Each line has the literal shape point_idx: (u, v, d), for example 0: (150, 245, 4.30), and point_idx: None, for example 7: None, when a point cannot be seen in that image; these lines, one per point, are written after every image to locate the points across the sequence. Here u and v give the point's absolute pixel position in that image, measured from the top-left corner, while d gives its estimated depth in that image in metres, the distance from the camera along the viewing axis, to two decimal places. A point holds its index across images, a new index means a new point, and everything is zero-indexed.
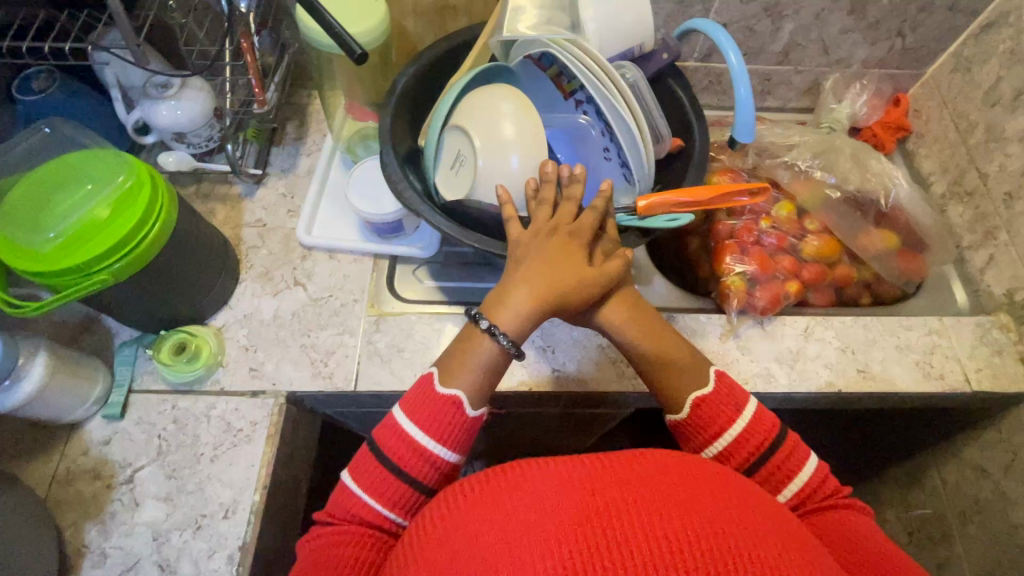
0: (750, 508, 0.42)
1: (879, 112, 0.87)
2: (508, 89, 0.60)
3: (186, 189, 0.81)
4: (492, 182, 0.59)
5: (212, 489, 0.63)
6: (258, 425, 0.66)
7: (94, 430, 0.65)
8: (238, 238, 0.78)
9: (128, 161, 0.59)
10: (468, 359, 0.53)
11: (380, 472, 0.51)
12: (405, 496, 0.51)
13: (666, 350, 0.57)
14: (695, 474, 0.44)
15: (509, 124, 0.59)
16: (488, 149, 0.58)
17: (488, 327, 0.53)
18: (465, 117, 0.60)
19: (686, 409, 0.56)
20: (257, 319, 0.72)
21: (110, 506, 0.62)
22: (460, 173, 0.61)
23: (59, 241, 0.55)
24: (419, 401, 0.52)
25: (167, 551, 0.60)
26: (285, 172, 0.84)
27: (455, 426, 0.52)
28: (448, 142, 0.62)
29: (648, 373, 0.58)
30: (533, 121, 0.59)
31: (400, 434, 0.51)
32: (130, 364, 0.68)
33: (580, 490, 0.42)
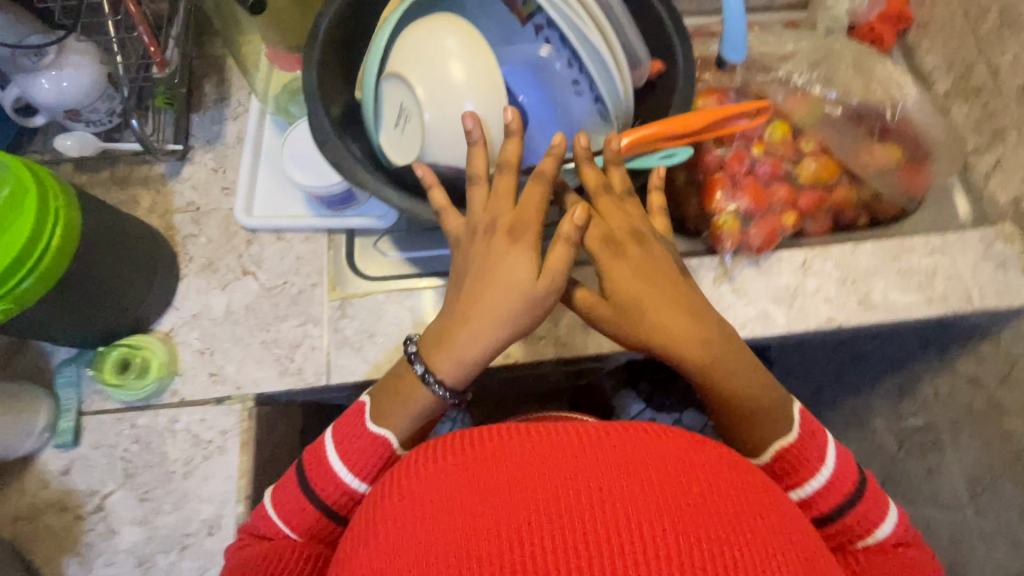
0: (665, 476, 0.37)
1: (880, 3, 0.76)
2: (450, 21, 0.50)
3: (99, 175, 0.70)
4: (446, 139, 0.50)
5: (192, 506, 0.59)
6: (229, 433, 0.61)
7: (51, 460, 0.60)
8: (171, 227, 0.69)
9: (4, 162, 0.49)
10: (400, 399, 0.49)
11: (298, 496, 0.49)
12: (320, 523, 0.49)
13: (736, 384, 0.50)
14: (604, 444, 0.40)
15: (459, 66, 0.49)
16: (436, 100, 0.49)
17: (422, 373, 0.48)
18: (404, 62, 0.49)
19: (768, 455, 0.50)
20: (208, 318, 0.65)
21: (85, 537, 0.58)
22: (406, 132, 0.51)
23: None
24: (347, 433, 0.49)
25: (156, 575, 0.57)
26: (211, 142, 0.72)
27: (384, 464, 0.49)
28: (387, 94, 0.52)
29: (718, 410, 0.52)
30: (487, 59, 0.49)
31: (323, 462, 0.49)
32: (74, 384, 0.62)
33: (471, 496, 0.37)
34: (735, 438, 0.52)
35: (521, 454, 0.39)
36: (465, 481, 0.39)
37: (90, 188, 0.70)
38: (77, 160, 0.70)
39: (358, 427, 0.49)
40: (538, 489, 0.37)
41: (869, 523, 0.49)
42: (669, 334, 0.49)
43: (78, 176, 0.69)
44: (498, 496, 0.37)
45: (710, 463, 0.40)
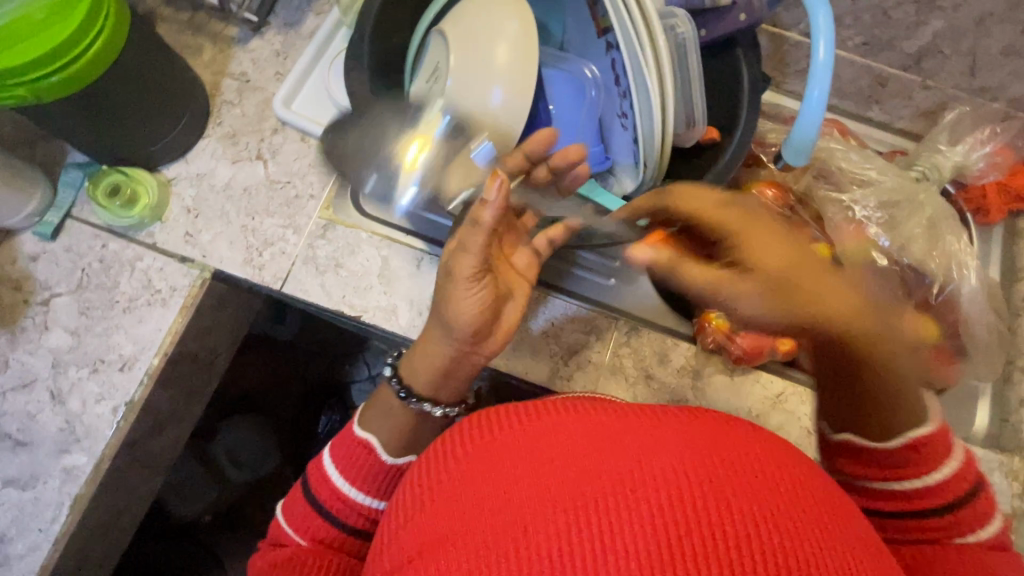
0: (724, 465, 0.31)
1: (1001, 171, 0.67)
2: (518, 3, 0.48)
3: (180, 15, 0.73)
4: (462, 114, 0.49)
5: (117, 339, 0.62)
6: (177, 292, 0.64)
7: (26, 243, 0.65)
8: (216, 88, 0.71)
9: None
10: (373, 408, 0.52)
11: (308, 512, 0.48)
12: (329, 535, 0.48)
13: (874, 342, 0.50)
14: (640, 428, 0.34)
15: (499, 54, 0.47)
16: (465, 77, 0.48)
17: (398, 388, 0.51)
18: (455, 26, 0.49)
19: (898, 440, 0.46)
20: (208, 183, 0.67)
21: (22, 321, 0.63)
22: (431, 93, 0.51)
23: None
24: (343, 453, 0.49)
25: (62, 382, 0.61)
26: (287, 27, 0.74)
27: (383, 471, 0.48)
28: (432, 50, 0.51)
29: (862, 407, 0.50)
30: (531, 59, 0.48)
31: (324, 480, 0.48)
32: (73, 188, 0.66)
33: (492, 485, 0.32)
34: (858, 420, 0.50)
35: (543, 438, 0.34)
36: (486, 472, 0.33)
37: (168, 22, 0.73)
38: None
39: (349, 439, 0.49)
40: (575, 476, 0.31)
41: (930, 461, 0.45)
42: (762, 295, 0.50)
43: (163, 9, 0.73)
44: (522, 486, 0.31)
45: (784, 458, 0.33)
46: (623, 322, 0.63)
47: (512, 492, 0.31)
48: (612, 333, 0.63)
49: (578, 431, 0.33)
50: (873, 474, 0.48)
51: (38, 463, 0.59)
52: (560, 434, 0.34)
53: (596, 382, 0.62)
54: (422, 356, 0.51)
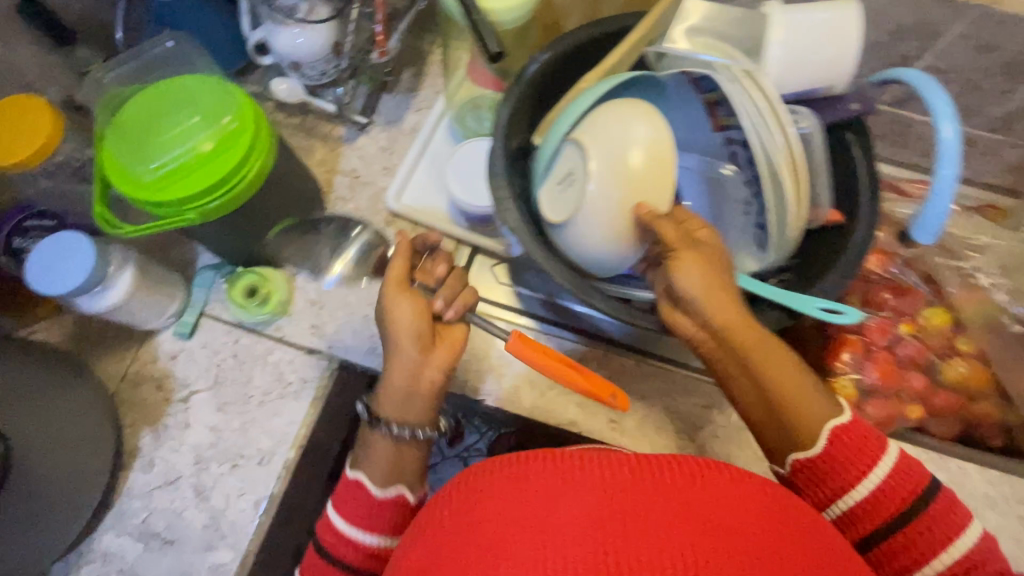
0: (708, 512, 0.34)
1: None
2: (649, 109, 0.51)
3: (291, 119, 0.79)
4: (601, 213, 0.51)
5: (254, 433, 0.65)
6: (308, 383, 0.67)
7: (164, 342, 0.69)
8: (330, 185, 0.76)
9: (215, 91, 0.55)
10: (363, 450, 0.56)
11: (323, 566, 0.52)
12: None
13: (794, 394, 0.49)
14: (626, 472, 0.36)
15: (640, 153, 0.50)
16: (608, 176, 0.50)
17: (373, 421, 0.56)
18: (589, 131, 0.52)
19: (822, 441, 0.48)
20: (329, 276, 0.71)
21: (165, 418, 0.66)
22: (568, 193, 0.53)
23: (182, 171, 0.54)
24: (342, 496, 0.53)
25: (205, 478, 0.63)
26: (389, 124, 0.79)
27: (381, 508, 0.52)
28: (563, 155, 0.54)
29: (776, 421, 0.50)
30: (669, 155, 0.50)
31: (330, 528, 0.53)
32: (206, 287, 0.70)
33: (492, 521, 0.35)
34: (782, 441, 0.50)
35: (546, 479, 0.36)
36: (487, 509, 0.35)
37: (282, 127, 0.79)
38: (281, 102, 0.79)
39: (345, 485, 0.54)
40: (568, 521, 0.33)
41: (936, 537, 0.45)
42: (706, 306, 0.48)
43: (277, 115, 0.79)
44: (516, 525, 0.34)
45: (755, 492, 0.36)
46: None
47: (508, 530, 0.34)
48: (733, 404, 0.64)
49: (567, 475, 0.36)
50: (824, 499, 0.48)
51: (186, 560, 0.61)
52: (549, 475, 0.36)
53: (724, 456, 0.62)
54: (388, 390, 0.56)
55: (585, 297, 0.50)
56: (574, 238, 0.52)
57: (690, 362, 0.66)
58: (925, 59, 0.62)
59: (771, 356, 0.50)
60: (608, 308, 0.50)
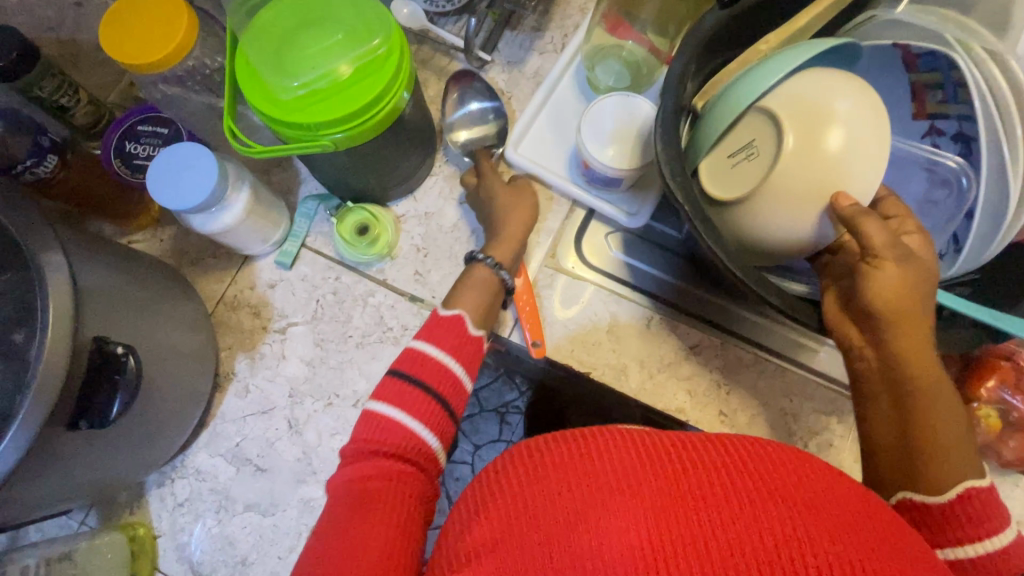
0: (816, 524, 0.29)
1: None
2: (857, 87, 0.45)
3: (406, 48, 0.74)
4: (778, 198, 0.46)
5: (350, 374, 0.63)
6: (408, 331, 0.64)
7: (264, 269, 0.66)
8: (443, 125, 0.71)
9: (379, 9, 0.51)
10: (469, 286, 0.57)
11: (400, 390, 0.49)
12: (421, 414, 0.48)
13: (939, 438, 0.43)
14: (718, 461, 0.32)
15: (846, 133, 0.45)
16: (805, 155, 0.45)
17: (488, 260, 0.59)
18: (786, 100, 0.46)
19: (949, 494, 0.41)
20: (436, 222, 0.67)
21: (261, 346, 0.65)
22: (745, 167, 0.48)
23: (320, 90, 0.49)
24: (433, 328, 0.52)
25: (298, 412, 0.62)
26: (510, 66, 0.73)
27: (468, 343, 0.52)
28: (742, 126, 0.49)
29: (909, 453, 0.44)
30: (875, 140, 0.45)
31: (416, 354, 0.50)
32: (308, 217, 0.67)
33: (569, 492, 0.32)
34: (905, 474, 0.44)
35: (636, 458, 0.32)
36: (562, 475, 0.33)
37: None
38: None
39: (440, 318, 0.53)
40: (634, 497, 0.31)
41: None
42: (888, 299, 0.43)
43: None
44: (595, 500, 0.31)
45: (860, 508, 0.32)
46: None
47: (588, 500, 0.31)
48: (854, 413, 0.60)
49: (649, 463, 0.32)
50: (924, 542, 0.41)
51: (277, 490, 0.61)
52: (632, 457, 0.32)
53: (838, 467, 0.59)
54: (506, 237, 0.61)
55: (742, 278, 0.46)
56: (744, 218, 0.48)
57: (812, 364, 0.61)
58: None
59: (933, 385, 0.44)
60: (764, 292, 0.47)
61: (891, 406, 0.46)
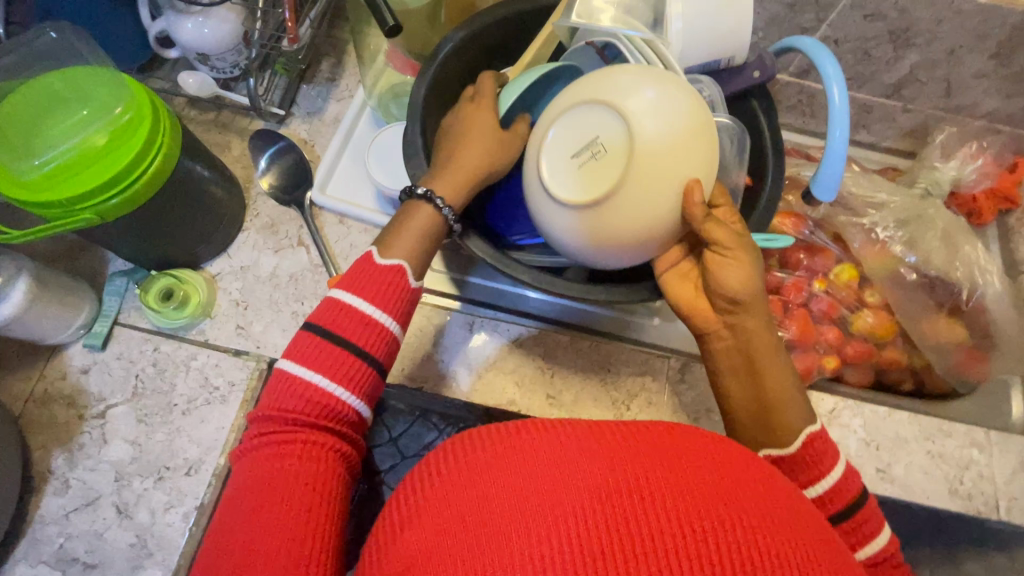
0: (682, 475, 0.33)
1: (992, 179, 0.73)
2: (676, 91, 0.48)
3: (205, 114, 0.76)
4: (627, 200, 0.47)
5: (180, 443, 0.62)
6: (236, 386, 0.64)
7: (75, 356, 0.64)
8: (249, 180, 0.73)
9: (122, 77, 0.52)
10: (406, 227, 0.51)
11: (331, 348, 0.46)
12: (356, 373, 0.46)
13: (778, 397, 0.50)
14: (587, 444, 0.35)
15: (665, 125, 0.46)
16: (638, 152, 0.46)
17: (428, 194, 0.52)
18: (607, 101, 0.48)
19: (796, 442, 0.48)
20: (253, 274, 0.68)
21: (80, 436, 0.61)
22: (591, 169, 0.48)
23: (70, 163, 0.50)
24: (353, 277, 0.49)
25: (127, 495, 0.60)
26: (311, 116, 0.77)
27: (397, 290, 0.49)
28: (584, 124, 0.48)
29: (763, 414, 0.50)
30: (697, 128, 0.48)
31: (344, 306, 0.47)
32: (118, 295, 0.66)
33: (473, 505, 0.34)
34: (762, 434, 0.50)
35: (526, 456, 0.35)
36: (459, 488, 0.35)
37: (195, 124, 0.75)
38: (191, 97, 0.75)
39: (380, 267, 0.49)
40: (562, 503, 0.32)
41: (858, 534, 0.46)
42: (737, 280, 0.51)
43: (189, 111, 0.76)
44: (499, 507, 0.33)
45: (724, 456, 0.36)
46: (675, 359, 0.66)
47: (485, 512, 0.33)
48: (665, 370, 0.66)
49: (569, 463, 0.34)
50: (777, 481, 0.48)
51: None
52: (546, 461, 0.34)
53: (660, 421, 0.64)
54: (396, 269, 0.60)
55: (510, 271, 0.53)
56: (591, 221, 0.48)
57: (624, 334, 0.67)
58: (820, 30, 0.66)
59: (774, 355, 0.51)
60: (533, 280, 0.53)
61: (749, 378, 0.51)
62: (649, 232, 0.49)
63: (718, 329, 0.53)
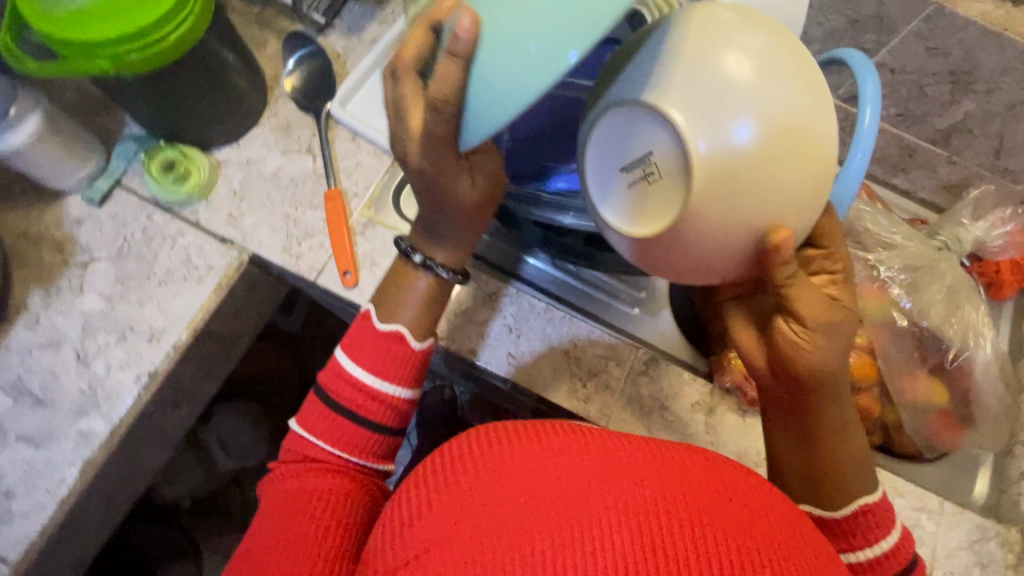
0: (702, 487, 0.34)
1: (1016, 252, 0.70)
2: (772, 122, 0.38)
3: (250, 8, 0.76)
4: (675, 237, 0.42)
5: (149, 309, 0.63)
6: (214, 271, 0.65)
7: (73, 206, 0.66)
8: (276, 79, 0.73)
9: None
10: (406, 295, 0.55)
11: (333, 416, 0.52)
12: (361, 438, 0.52)
13: (841, 462, 0.49)
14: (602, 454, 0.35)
15: (720, 151, 0.38)
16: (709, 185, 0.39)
17: (422, 261, 0.55)
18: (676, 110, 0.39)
19: (845, 511, 0.48)
20: (257, 169, 0.69)
21: (60, 281, 0.64)
22: (643, 191, 0.42)
23: (102, 10, 0.51)
24: (354, 346, 0.53)
25: (89, 345, 0.62)
26: (350, 32, 0.76)
27: (397, 356, 0.53)
28: (650, 137, 0.40)
29: (813, 479, 0.50)
30: (783, 163, 0.39)
31: (343, 377, 0.52)
32: (126, 158, 0.67)
33: (487, 496, 0.34)
34: (810, 495, 0.50)
35: (538, 462, 0.34)
36: (475, 481, 0.36)
37: (238, 15, 0.76)
38: None
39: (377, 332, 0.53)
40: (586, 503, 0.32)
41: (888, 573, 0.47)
42: (808, 356, 0.47)
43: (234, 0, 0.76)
44: (513, 506, 0.33)
45: (735, 473, 0.37)
46: (644, 352, 0.65)
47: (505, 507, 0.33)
48: (631, 360, 0.65)
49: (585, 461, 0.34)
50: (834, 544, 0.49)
51: (56, 422, 0.59)
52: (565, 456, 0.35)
53: (612, 407, 0.64)
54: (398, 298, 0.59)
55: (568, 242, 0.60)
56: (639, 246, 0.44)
57: (604, 317, 0.67)
58: (878, 55, 0.63)
59: (841, 426, 0.50)
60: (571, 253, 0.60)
61: (800, 441, 0.51)
62: (698, 272, 0.44)
63: (773, 394, 0.52)
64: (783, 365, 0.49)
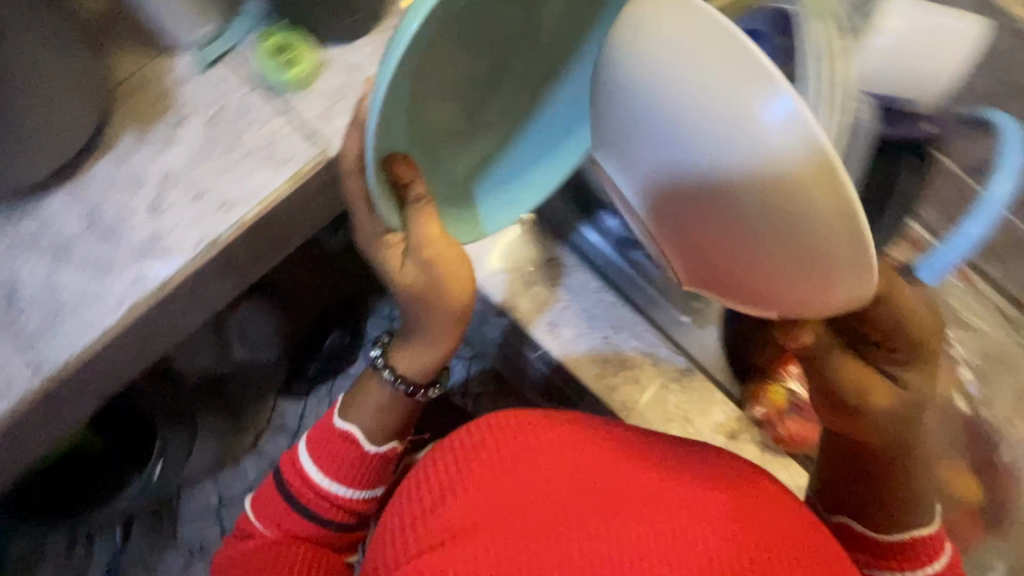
0: (703, 501, 0.52)
1: None
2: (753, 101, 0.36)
3: None
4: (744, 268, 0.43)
5: (227, 179, 0.65)
6: (296, 160, 0.66)
7: (182, 62, 0.67)
8: None
9: None
10: (362, 399, 0.70)
11: (284, 506, 0.69)
12: (323, 510, 0.68)
13: (908, 495, 0.55)
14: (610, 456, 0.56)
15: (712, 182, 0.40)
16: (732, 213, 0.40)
17: (387, 370, 0.70)
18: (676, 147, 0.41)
19: (898, 535, 0.56)
20: (361, 76, 0.69)
21: (151, 129, 0.65)
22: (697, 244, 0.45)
23: None
24: (315, 445, 0.69)
25: (164, 197, 0.63)
26: None
27: (344, 459, 0.68)
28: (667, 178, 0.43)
29: (869, 504, 0.57)
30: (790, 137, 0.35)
31: (302, 475, 0.68)
32: (242, 30, 0.68)
33: (516, 492, 0.53)
34: (865, 517, 0.57)
35: (534, 467, 0.55)
36: (532, 458, 0.56)
37: None
38: None
39: (331, 426, 0.69)
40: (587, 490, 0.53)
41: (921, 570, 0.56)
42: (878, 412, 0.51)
43: None
44: (537, 494, 0.53)
45: (789, 510, 0.54)
46: (681, 360, 0.65)
47: (555, 500, 0.52)
48: (667, 364, 0.65)
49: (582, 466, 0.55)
50: (878, 561, 0.57)
51: (115, 256, 0.61)
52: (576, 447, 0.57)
53: (637, 402, 0.64)
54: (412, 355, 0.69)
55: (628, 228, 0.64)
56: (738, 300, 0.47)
57: (652, 315, 0.66)
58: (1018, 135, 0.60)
59: (897, 466, 0.55)
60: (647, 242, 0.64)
61: (863, 476, 0.57)
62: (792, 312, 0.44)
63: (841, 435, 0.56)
64: (851, 421, 0.52)
